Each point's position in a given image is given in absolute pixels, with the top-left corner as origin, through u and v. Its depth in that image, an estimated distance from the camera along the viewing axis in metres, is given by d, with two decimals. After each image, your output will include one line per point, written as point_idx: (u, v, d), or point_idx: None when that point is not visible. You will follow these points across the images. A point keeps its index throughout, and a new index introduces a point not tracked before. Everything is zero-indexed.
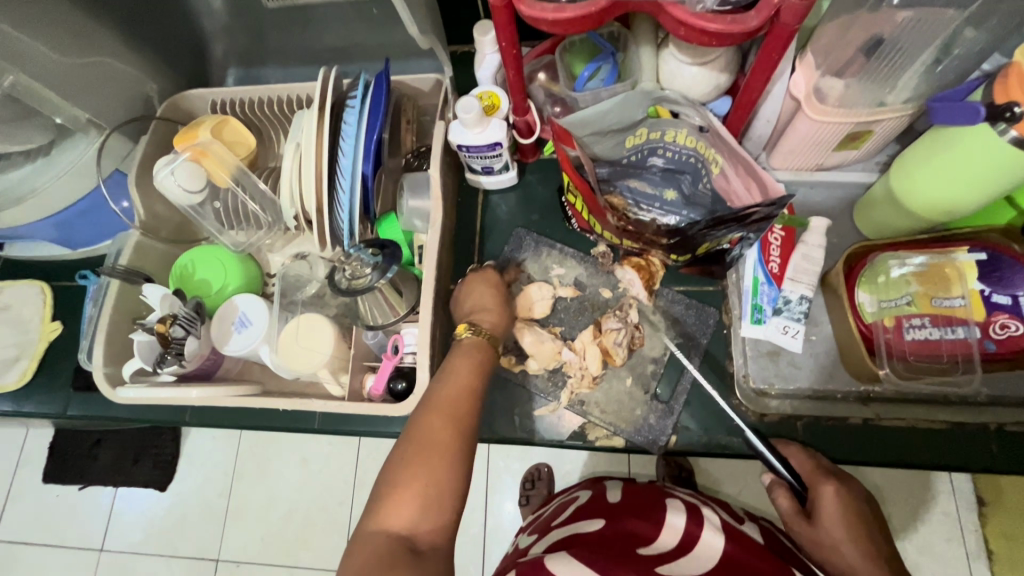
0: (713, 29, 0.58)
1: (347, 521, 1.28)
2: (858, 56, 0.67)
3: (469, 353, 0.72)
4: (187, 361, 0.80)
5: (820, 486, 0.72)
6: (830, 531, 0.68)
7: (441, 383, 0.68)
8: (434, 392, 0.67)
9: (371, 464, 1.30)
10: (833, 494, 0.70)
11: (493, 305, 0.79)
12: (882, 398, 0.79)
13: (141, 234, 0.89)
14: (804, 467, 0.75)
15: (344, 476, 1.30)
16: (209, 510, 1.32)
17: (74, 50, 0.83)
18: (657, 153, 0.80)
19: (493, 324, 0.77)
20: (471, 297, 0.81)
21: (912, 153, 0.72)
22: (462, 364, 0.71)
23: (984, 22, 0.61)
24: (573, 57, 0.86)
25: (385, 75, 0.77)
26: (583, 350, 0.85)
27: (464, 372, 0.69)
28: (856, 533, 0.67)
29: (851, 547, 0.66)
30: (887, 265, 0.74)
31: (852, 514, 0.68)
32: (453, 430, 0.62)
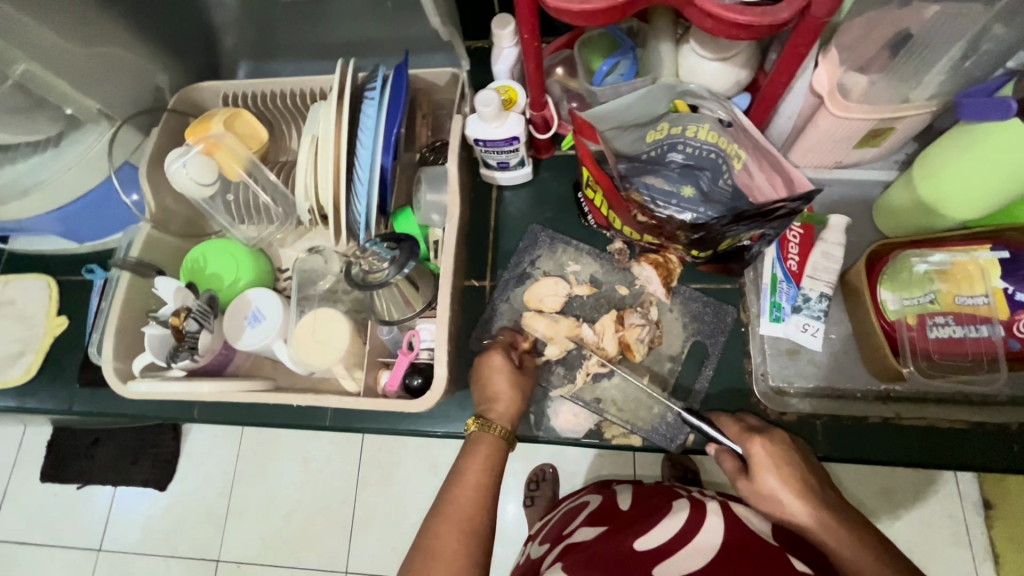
0: (742, 21, 0.57)
1: (348, 522, 1.26)
2: (883, 52, 0.68)
3: (481, 451, 0.70)
4: (200, 356, 0.79)
5: (747, 443, 0.72)
6: (766, 484, 0.68)
7: (452, 490, 0.66)
8: (445, 500, 0.66)
9: (374, 464, 1.28)
10: (760, 449, 0.70)
11: (504, 393, 0.76)
12: (901, 398, 0.79)
13: (152, 228, 0.87)
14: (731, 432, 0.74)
15: (346, 476, 1.28)
16: (211, 510, 1.30)
17: (86, 39, 0.82)
18: (678, 148, 0.78)
19: (504, 414, 0.74)
20: (483, 384, 0.77)
21: (935, 151, 0.71)
22: (470, 461, 0.69)
23: (1014, 20, 0.60)
24: (592, 52, 0.85)
25: (405, 68, 0.77)
26: (601, 332, 0.85)
27: (473, 472, 0.67)
28: (795, 483, 0.68)
29: (791, 497, 0.67)
30: (911, 261, 0.74)
31: (785, 465, 0.69)
32: (466, 536, 0.62)
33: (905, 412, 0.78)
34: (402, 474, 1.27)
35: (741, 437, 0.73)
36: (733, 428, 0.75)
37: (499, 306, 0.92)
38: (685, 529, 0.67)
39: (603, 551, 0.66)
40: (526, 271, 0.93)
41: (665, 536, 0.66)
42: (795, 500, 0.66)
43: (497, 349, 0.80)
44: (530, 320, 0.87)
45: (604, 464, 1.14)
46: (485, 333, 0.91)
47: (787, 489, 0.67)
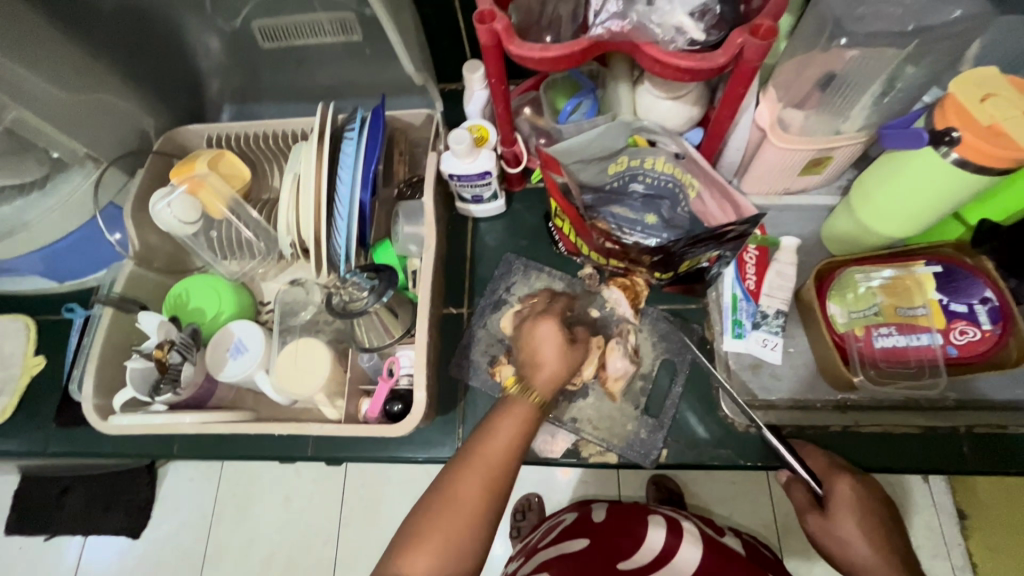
0: (685, 65, 0.64)
1: (333, 563, 1.24)
2: (814, 89, 0.74)
3: (515, 415, 0.67)
4: (182, 389, 0.80)
5: (834, 484, 0.72)
6: (842, 527, 0.67)
7: (479, 444, 0.64)
8: (474, 451, 0.63)
9: (360, 499, 1.28)
10: (844, 495, 0.70)
11: (550, 358, 0.72)
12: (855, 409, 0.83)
13: (135, 265, 0.89)
14: (820, 464, 0.75)
15: (331, 513, 1.27)
16: (189, 556, 1.27)
17: (76, 87, 0.86)
18: (638, 179, 0.84)
19: (547, 379, 0.71)
20: (531, 347, 0.75)
21: (870, 175, 0.77)
22: (503, 421, 0.66)
23: (921, 60, 0.68)
24: (557, 92, 0.92)
25: (381, 109, 0.82)
26: (582, 356, 0.86)
27: (506, 432, 0.65)
28: (868, 528, 0.66)
29: (865, 546, 0.65)
30: (855, 278, 0.80)
31: (871, 516, 0.68)
32: (488, 494, 0.61)
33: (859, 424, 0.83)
34: (388, 508, 1.27)
35: (830, 476, 0.73)
36: (822, 463, 0.75)
37: (477, 332, 0.95)
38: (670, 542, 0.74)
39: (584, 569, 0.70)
40: (502, 297, 0.97)
41: (653, 553, 0.73)
42: (871, 550, 0.65)
43: (551, 318, 0.78)
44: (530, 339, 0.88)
45: (589, 485, 1.16)
46: (464, 359, 0.94)
47: (867, 540, 0.65)
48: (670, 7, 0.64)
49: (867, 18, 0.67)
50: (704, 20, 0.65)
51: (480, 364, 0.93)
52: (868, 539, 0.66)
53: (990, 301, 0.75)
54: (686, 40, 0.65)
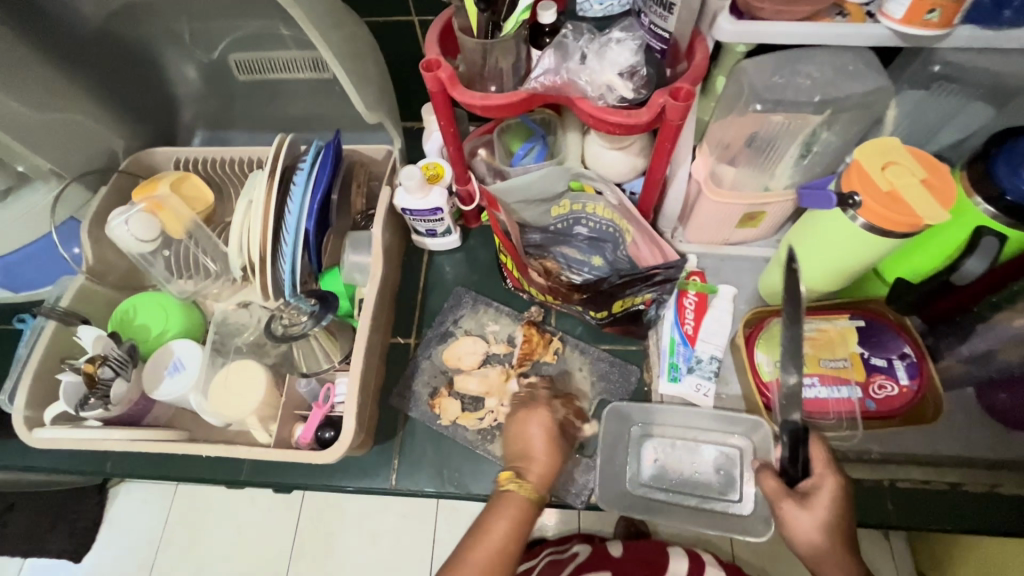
0: (615, 120, 0.68)
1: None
2: (742, 147, 0.79)
3: (511, 510, 0.71)
4: (113, 405, 0.80)
5: (822, 476, 0.68)
6: (802, 522, 0.65)
7: (474, 544, 0.69)
8: (464, 553, 0.68)
9: (310, 534, 1.23)
10: (826, 488, 0.67)
11: (540, 454, 0.77)
12: (756, 437, 0.85)
13: (86, 279, 0.91)
14: (818, 461, 0.69)
15: (281, 547, 1.23)
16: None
17: (44, 106, 0.89)
18: (581, 222, 0.89)
19: (539, 475, 0.75)
20: (519, 434, 0.80)
21: (798, 231, 0.80)
22: (498, 522, 0.70)
23: (834, 125, 0.74)
24: (511, 136, 0.96)
25: (335, 143, 0.86)
26: (496, 392, 0.92)
27: (500, 534, 0.69)
28: (829, 521, 0.65)
29: (821, 535, 0.65)
30: (781, 328, 0.83)
31: (837, 509, 0.66)
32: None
33: (767, 457, 0.83)
34: (338, 547, 1.22)
35: (813, 460, 0.69)
36: (820, 458, 0.69)
37: (421, 363, 0.96)
38: None
39: None
40: (449, 330, 0.99)
41: None
42: (824, 539, 0.65)
43: (540, 412, 0.82)
44: (461, 380, 0.92)
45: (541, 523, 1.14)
46: (406, 390, 0.95)
47: (825, 530, 0.65)
48: (599, 67, 0.69)
49: (779, 88, 0.70)
50: (634, 80, 0.69)
51: (421, 396, 0.94)
52: (826, 531, 0.65)
53: (908, 357, 0.78)
54: (615, 97, 0.70)
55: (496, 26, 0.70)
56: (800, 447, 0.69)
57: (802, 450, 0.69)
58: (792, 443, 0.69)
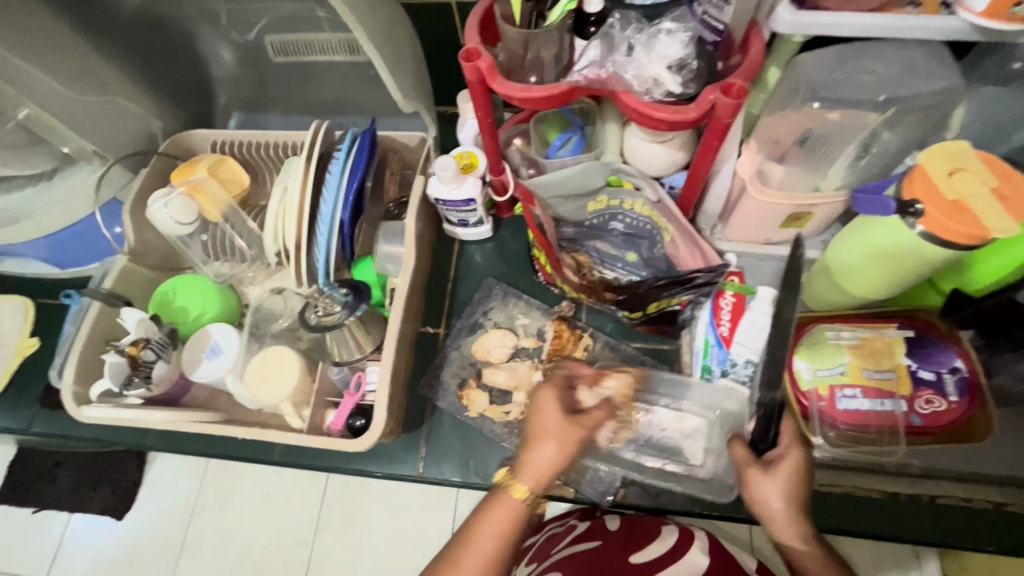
0: (660, 117, 0.65)
1: (306, 562, 1.22)
2: (793, 146, 0.75)
3: (502, 512, 0.64)
4: (154, 385, 0.83)
5: (789, 447, 0.64)
6: (762, 489, 0.63)
7: (464, 549, 0.63)
8: (454, 554, 0.63)
9: (338, 506, 1.25)
10: (792, 457, 0.63)
11: (547, 445, 0.67)
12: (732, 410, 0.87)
13: (128, 260, 0.93)
14: (785, 433, 0.65)
15: (308, 518, 1.25)
16: (162, 546, 1.26)
17: (88, 88, 0.91)
18: (618, 218, 0.86)
19: (537, 468, 0.66)
20: (533, 418, 0.69)
21: (846, 235, 0.76)
22: (489, 523, 0.64)
23: (897, 126, 0.69)
24: (548, 126, 0.92)
25: (371, 131, 0.85)
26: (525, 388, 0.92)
27: (485, 537, 0.63)
28: (791, 488, 0.62)
29: (782, 502, 0.62)
30: (824, 334, 0.80)
31: (802, 480, 0.63)
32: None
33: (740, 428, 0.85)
34: (361, 522, 1.24)
35: (781, 433, 0.66)
36: (789, 433, 0.65)
37: (450, 353, 0.97)
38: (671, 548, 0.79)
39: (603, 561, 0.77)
40: (478, 321, 0.98)
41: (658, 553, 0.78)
42: (786, 504, 0.62)
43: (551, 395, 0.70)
44: (489, 372, 0.93)
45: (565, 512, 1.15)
46: (434, 379, 0.95)
47: (786, 498, 0.62)
48: (647, 59, 0.66)
49: (840, 85, 0.67)
50: (683, 74, 0.66)
51: (450, 386, 0.95)
52: (788, 496, 0.62)
53: (959, 371, 0.75)
54: (663, 91, 0.66)
55: (540, 15, 0.70)
56: (773, 416, 0.66)
57: (773, 425, 0.66)
58: (765, 416, 0.67)
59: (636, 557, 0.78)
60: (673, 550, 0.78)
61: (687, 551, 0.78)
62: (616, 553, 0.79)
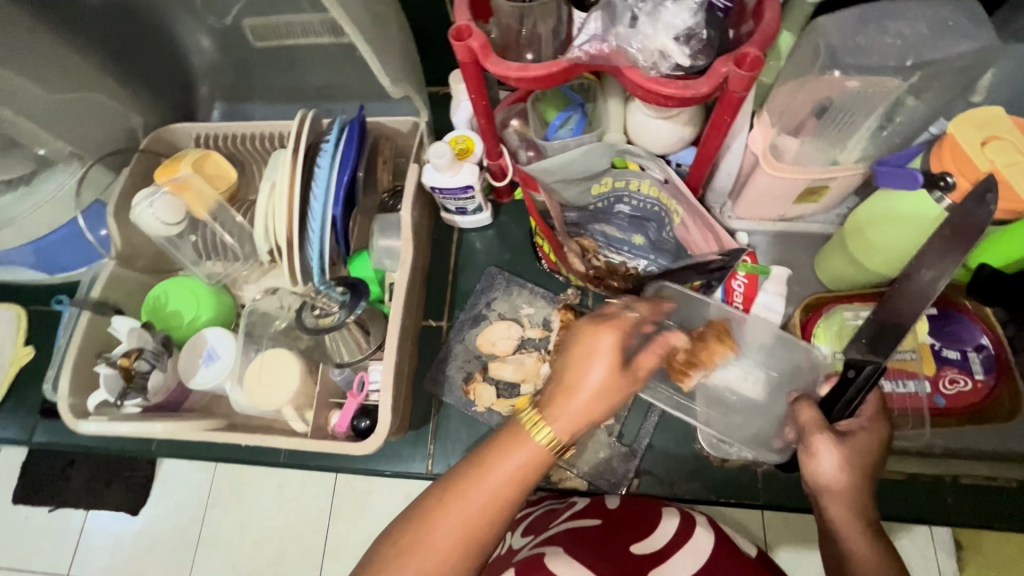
0: (668, 93, 0.60)
1: (320, 554, 1.01)
2: (809, 118, 0.70)
3: (523, 453, 0.53)
4: (151, 395, 0.82)
5: (868, 421, 0.57)
6: (828, 456, 0.54)
7: (471, 483, 0.52)
8: (461, 486, 0.52)
9: (351, 487, 1.02)
10: (871, 431, 0.56)
11: (587, 390, 0.54)
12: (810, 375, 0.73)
13: (115, 265, 0.90)
14: (869, 407, 0.58)
15: (319, 503, 1.02)
16: (153, 546, 1.04)
17: (60, 86, 0.86)
18: (624, 201, 0.81)
19: (573, 412, 0.54)
20: (574, 359, 0.56)
21: (864, 210, 0.72)
22: (505, 462, 0.52)
23: (923, 93, 0.64)
24: (547, 104, 0.87)
25: (359, 118, 0.81)
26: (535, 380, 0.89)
27: (498, 479, 0.52)
28: (858, 465, 0.55)
29: (847, 475, 0.54)
30: (843, 315, 0.78)
31: (873, 460, 0.56)
32: (463, 545, 0.51)
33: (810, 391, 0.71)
34: (376, 507, 1.01)
35: (864, 405, 0.59)
36: (872, 407, 0.58)
37: (454, 347, 0.94)
38: (679, 534, 0.69)
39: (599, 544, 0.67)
40: (481, 312, 0.95)
41: (661, 540, 0.68)
42: (846, 481, 0.54)
43: (610, 326, 0.56)
44: (495, 365, 0.91)
45: None
46: (440, 374, 0.93)
47: (853, 471, 0.54)
48: (653, 31, 0.61)
49: (864, 51, 0.63)
50: (692, 44, 0.61)
51: (455, 380, 0.92)
52: (851, 473, 0.54)
53: (986, 348, 0.72)
54: (671, 65, 0.61)
55: None
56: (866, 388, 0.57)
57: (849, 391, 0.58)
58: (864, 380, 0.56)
59: (636, 546, 0.67)
60: (676, 539, 0.68)
61: (690, 537, 0.68)
62: (616, 535, 0.69)
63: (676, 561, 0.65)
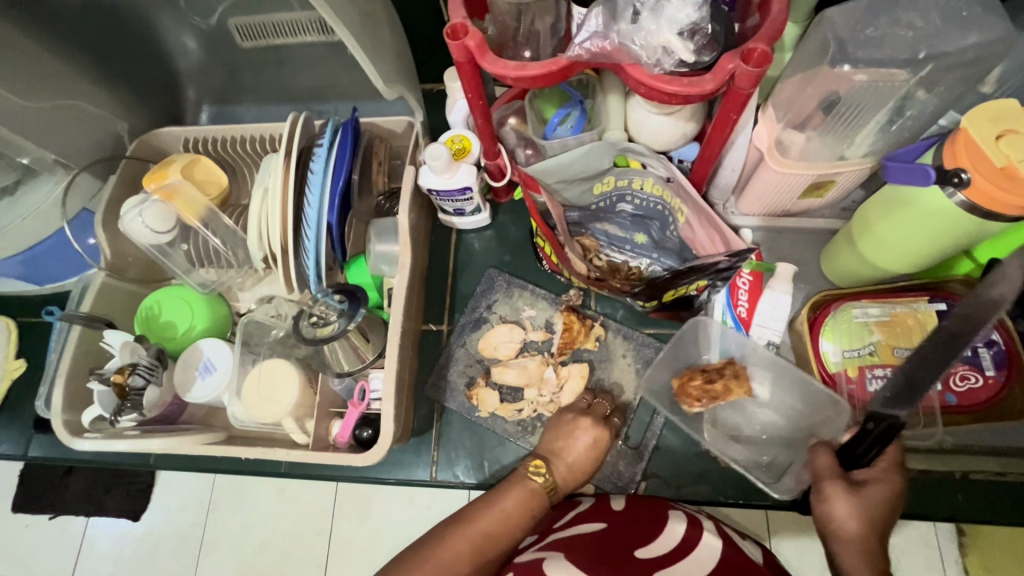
0: (672, 90, 0.59)
1: (323, 554, 1.00)
2: (816, 112, 0.68)
3: (524, 490, 0.71)
4: (147, 410, 0.79)
5: (883, 474, 0.62)
6: (837, 503, 0.60)
7: (485, 508, 0.68)
8: (474, 511, 0.68)
9: (353, 489, 1.01)
10: (885, 484, 0.61)
11: (574, 457, 0.76)
12: (832, 423, 0.74)
13: (106, 276, 0.87)
14: (886, 458, 0.63)
15: (320, 504, 1.01)
16: (155, 552, 1.03)
17: (42, 93, 0.83)
18: (626, 200, 0.80)
19: (564, 473, 0.75)
20: (564, 433, 0.79)
21: (872, 207, 0.72)
22: (511, 498, 0.69)
23: (934, 86, 0.63)
24: (544, 101, 0.84)
25: (353, 121, 0.78)
26: (539, 383, 0.87)
27: (508, 506, 0.68)
28: (869, 515, 0.59)
29: (858, 524, 0.59)
30: (851, 312, 0.76)
31: (884, 511, 0.60)
32: (472, 559, 0.64)
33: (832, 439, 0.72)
34: (379, 506, 1.00)
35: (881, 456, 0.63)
36: (890, 459, 0.63)
37: (456, 351, 0.92)
38: (685, 539, 0.68)
39: (603, 547, 0.66)
40: (482, 316, 0.93)
41: (667, 546, 0.67)
42: (855, 528, 0.58)
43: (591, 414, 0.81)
44: (498, 370, 0.88)
45: None
46: (441, 379, 0.91)
47: (862, 519, 0.59)
48: (656, 26, 0.58)
49: (875, 43, 0.61)
50: (695, 40, 0.59)
51: (457, 386, 0.91)
52: (863, 521, 0.59)
53: (996, 344, 0.71)
54: (674, 61, 0.60)
55: None
56: (884, 441, 0.59)
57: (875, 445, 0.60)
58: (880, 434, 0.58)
59: (641, 551, 0.66)
60: (682, 546, 0.66)
61: (697, 542, 0.67)
62: (622, 537, 0.68)
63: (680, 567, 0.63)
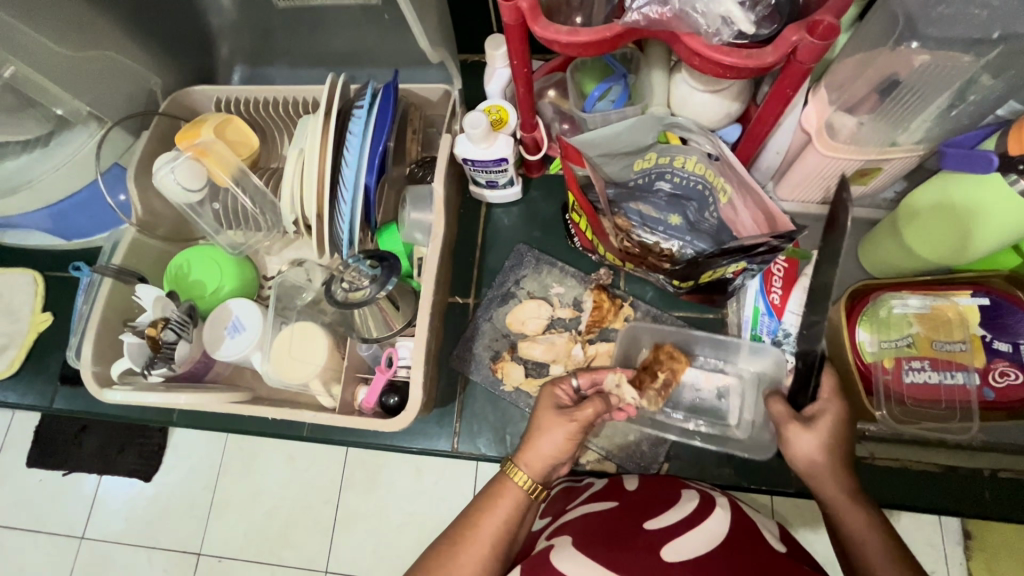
0: (729, 62, 0.57)
1: (331, 521, 1.00)
2: (872, 95, 0.66)
3: (501, 510, 0.63)
4: (177, 365, 0.80)
5: (829, 400, 0.65)
6: (799, 444, 0.63)
7: (470, 533, 0.61)
8: (462, 531, 0.62)
9: (363, 459, 1.01)
10: (831, 412, 0.64)
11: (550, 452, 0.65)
12: (770, 371, 0.82)
13: (137, 232, 0.87)
14: (826, 387, 0.66)
15: (330, 472, 1.02)
16: (166, 512, 1.04)
17: (76, 41, 0.82)
18: (665, 177, 0.79)
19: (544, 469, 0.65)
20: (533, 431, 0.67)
21: (920, 195, 0.70)
22: (488, 522, 0.62)
23: (1002, 72, 0.60)
24: (585, 75, 0.83)
25: (394, 85, 0.77)
26: (569, 358, 0.88)
27: (488, 536, 0.61)
28: (831, 443, 0.62)
29: (825, 455, 0.62)
30: (890, 303, 0.75)
31: (842, 432, 0.63)
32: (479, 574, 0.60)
33: (778, 383, 0.80)
34: (389, 476, 1.00)
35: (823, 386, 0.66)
36: (829, 384, 0.66)
37: (482, 325, 0.92)
38: (690, 516, 0.65)
39: (613, 527, 0.65)
40: (510, 290, 0.93)
41: (674, 520, 0.64)
42: (824, 460, 0.62)
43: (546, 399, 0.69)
44: (525, 346, 0.88)
45: None
46: (466, 352, 0.91)
47: (828, 450, 0.62)
48: None
49: (945, 22, 0.59)
50: (756, 11, 0.59)
51: (483, 359, 0.91)
52: (828, 451, 0.62)
53: None
54: (732, 33, 0.58)
55: None
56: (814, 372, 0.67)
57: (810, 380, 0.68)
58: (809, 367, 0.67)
59: (650, 523, 0.65)
60: (690, 517, 0.64)
61: (704, 518, 0.64)
62: (633, 516, 0.67)
63: (689, 537, 0.61)
